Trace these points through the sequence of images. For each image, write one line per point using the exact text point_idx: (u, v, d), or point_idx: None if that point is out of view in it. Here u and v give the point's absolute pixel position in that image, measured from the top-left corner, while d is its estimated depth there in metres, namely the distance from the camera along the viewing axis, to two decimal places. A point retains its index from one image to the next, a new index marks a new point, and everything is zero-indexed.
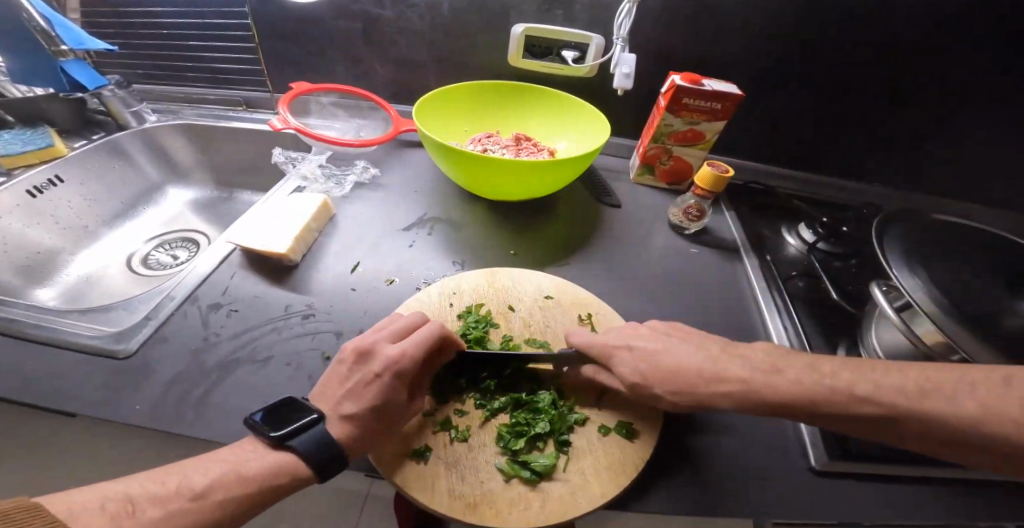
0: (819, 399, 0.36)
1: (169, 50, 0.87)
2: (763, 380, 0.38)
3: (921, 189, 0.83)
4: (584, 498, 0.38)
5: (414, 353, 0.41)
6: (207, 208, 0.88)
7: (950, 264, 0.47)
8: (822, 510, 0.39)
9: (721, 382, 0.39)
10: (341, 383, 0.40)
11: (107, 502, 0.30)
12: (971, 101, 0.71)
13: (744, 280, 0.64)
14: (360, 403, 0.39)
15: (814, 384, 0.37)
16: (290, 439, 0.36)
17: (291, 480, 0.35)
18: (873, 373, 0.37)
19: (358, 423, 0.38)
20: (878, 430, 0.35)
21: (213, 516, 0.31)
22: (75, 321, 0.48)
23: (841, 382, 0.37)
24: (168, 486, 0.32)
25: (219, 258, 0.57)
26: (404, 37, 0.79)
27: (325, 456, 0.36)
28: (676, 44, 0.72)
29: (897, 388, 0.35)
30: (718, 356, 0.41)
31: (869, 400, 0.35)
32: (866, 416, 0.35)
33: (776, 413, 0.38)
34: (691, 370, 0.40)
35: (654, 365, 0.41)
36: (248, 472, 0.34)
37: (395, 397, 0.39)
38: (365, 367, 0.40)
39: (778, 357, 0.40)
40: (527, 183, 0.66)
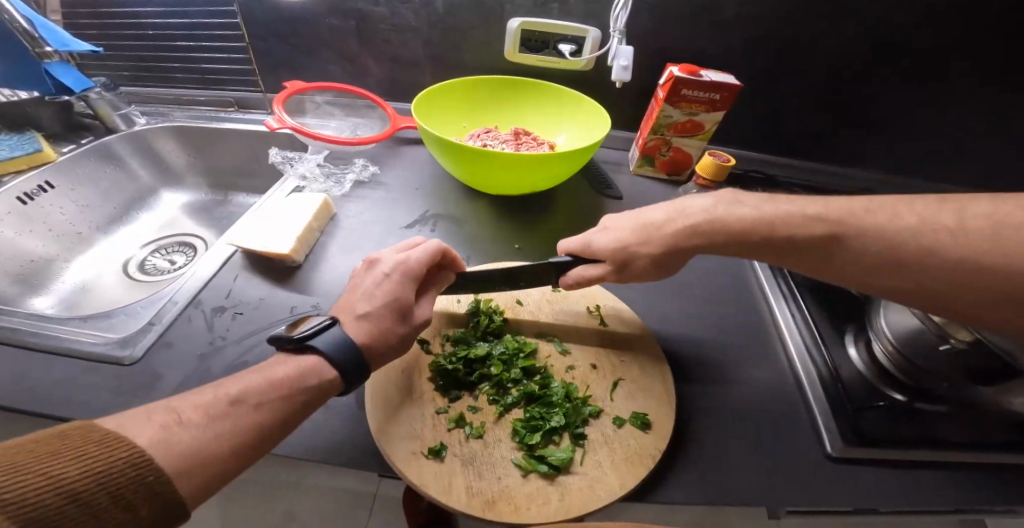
0: (776, 223, 0.41)
1: (156, 52, 0.85)
2: (721, 212, 0.43)
3: (913, 173, 0.84)
4: (602, 490, 0.38)
5: (419, 258, 0.45)
6: (201, 211, 0.87)
7: None
8: (839, 495, 0.40)
9: (686, 217, 0.45)
10: (354, 290, 0.42)
11: (151, 412, 0.28)
12: (962, 85, 0.72)
13: (750, 269, 0.64)
14: (374, 301, 0.40)
15: (773, 211, 0.41)
16: (310, 339, 0.36)
17: (318, 383, 0.35)
18: (830, 200, 0.40)
19: (373, 319, 0.39)
20: (821, 254, 0.39)
21: (253, 419, 0.31)
22: (76, 328, 0.47)
23: (794, 208, 0.41)
24: (206, 395, 0.30)
25: (220, 260, 0.56)
26: (399, 34, 0.78)
27: (347, 352, 0.36)
28: (673, 36, 0.72)
29: (845, 208, 0.39)
30: (684, 201, 0.47)
31: (816, 219, 0.39)
32: (811, 236, 0.39)
33: (734, 244, 0.43)
34: (663, 219, 0.46)
35: (637, 227, 0.47)
36: (279, 376, 0.34)
37: (406, 295, 0.42)
38: (374, 273, 0.43)
39: (739, 193, 0.46)
40: (529, 177, 0.65)
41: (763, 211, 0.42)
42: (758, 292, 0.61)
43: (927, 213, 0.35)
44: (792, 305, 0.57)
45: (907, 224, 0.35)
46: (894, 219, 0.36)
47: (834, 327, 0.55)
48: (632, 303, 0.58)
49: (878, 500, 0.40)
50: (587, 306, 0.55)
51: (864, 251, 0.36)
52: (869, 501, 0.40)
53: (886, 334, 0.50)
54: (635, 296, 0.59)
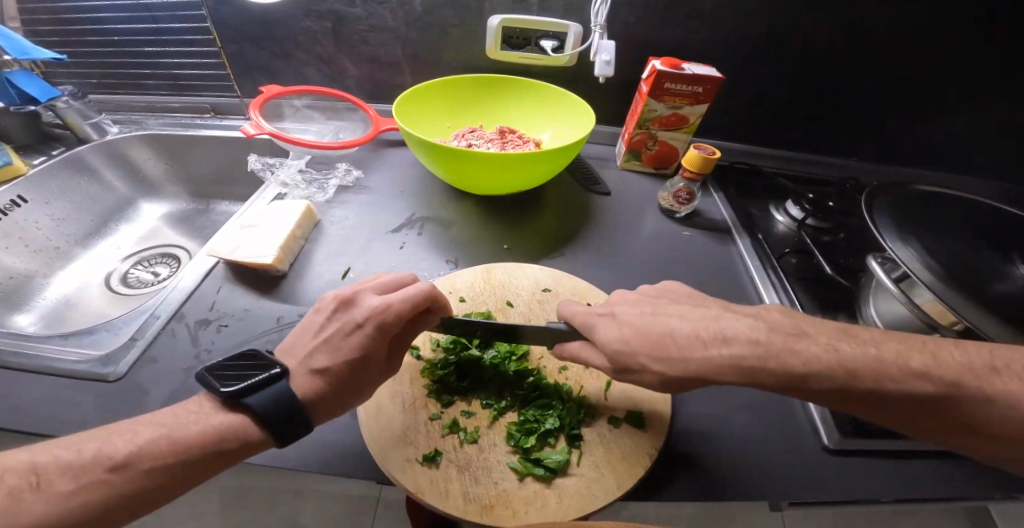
0: (860, 373, 0.34)
1: (122, 58, 0.82)
2: (787, 345, 0.36)
3: (894, 160, 0.85)
4: (600, 490, 0.38)
5: (399, 309, 0.40)
6: (182, 220, 0.84)
7: (935, 236, 0.49)
8: (840, 489, 0.40)
9: (723, 345, 0.37)
10: (317, 335, 0.40)
11: (13, 473, 0.28)
12: (937, 72, 0.73)
13: (739, 261, 0.65)
14: (334, 356, 0.38)
15: (853, 353, 0.35)
16: (242, 397, 0.34)
17: (239, 445, 0.34)
18: (927, 347, 0.35)
19: (328, 377, 0.38)
20: (928, 413, 0.33)
21: (136, 487, 0.30)
22: (57, 346, 0.45)
23: (891, 352, 0.35)
24: (85, 454, 0.30)
25: (202, 272, 0.54)
26: (377, 34, 0.76)
27: (279, 416, 0.34)
28: (653, 30, 0.72)
29: (956, 364, 0.34)
30: (721, 317, 0.39)
31: (922, 376, 0.33)
32: (921, 393, 0.33)
33: (793, 389, 0.35)
34: (694, 336, 0.38)
35: (651, 330, 0.39)
36: (183, 437, 0.32)
37: (372, 352, 0.39)
38: (346, 317, 0.40)
39: (800, 321, 0.38)
40: (515, 177, 0.65)
41: (844, 350, 0.35)
42: (748, 284, 0.61)
43: None
44: (783, 295, 0.58)
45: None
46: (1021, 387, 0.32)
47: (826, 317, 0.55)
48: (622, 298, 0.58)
49: (874, 489, 0.40)
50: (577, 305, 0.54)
51: (976, 416, 0.32)
52: (864, 490, 0.40)
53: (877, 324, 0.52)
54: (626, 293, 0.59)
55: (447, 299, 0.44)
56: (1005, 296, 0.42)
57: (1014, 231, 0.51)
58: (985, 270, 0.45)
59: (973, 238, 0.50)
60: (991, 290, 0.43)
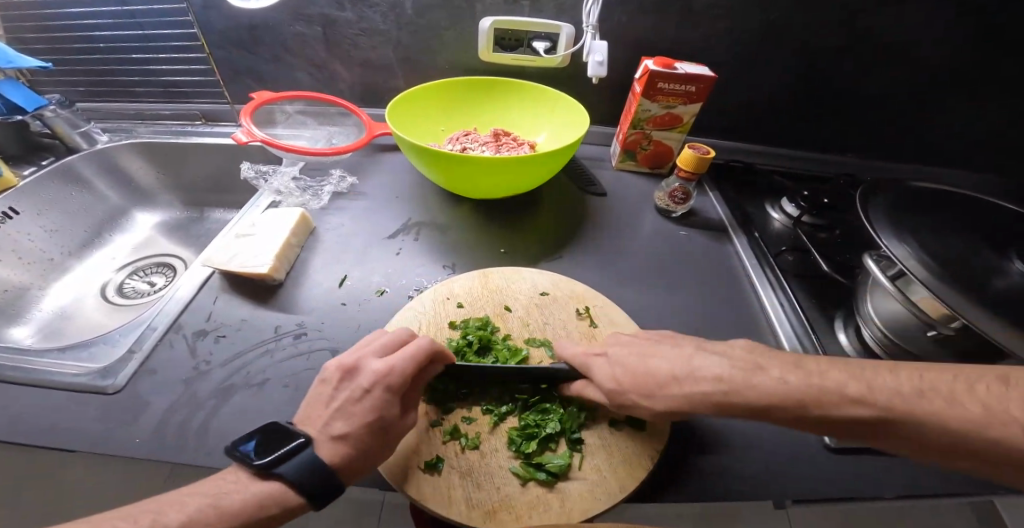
0: (809, 401, 0.33)
1: (110, 65, 0.81)
2: (743, 380, 0.36)
3: (887, 155, 0.86)
4: (603, 494, 0.38)
5: (404, 368, 0.39)
6: (177, 229, 0.83)
7: (929, 232, 0.49)
8: (843, 487, 0.41)
9: (694, 382, 0.37)
10: (328, 403, 0.38)
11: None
12: (928, 68, 0.73)
13: (736, 260, 0.65)
14: (352, 420, 0.37)
15: (800, 383, 0.34)
16: (276, 466, 0.33)
17: (280, 512, 0.33)
18: (865, 372, 0.33)
19: (351, 442, 0.36)
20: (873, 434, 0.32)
21: None
22: (54, 360, 0.45)
23: (832, 381, 0.34)
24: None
25: (197, 283, 0.53)
26: (368, 38, 0.76)
27: (315, 483, 0.34)
28: (645, 29, 0.72)
29: (891, 388, 0.32)
30: (693, 355, 0.39)
31: (858, 402, 0.32)
32: (860, 419, 0.32)
33: (759, 416, 0.35)
34: (666, 373, 0.39)
35: (637, 368, 0.41)
36: (226, 506, 0.32)
37: (387, 412, 0.38)
38: (353, 383, 0.39)
39: (761, 355, 0.38)
40: (511, 181, 0.65)
41: (791, 383, 0.34)
42: (746, 283, 0.62)
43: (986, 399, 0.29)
44: (781, 294, 0.58)
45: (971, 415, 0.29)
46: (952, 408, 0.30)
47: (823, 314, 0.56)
48: (619, 300, 0.58)
49: (876, 488, 0.41)
50: (576, 308, 0.54)
51: (921, 436, 0.31)
52: (866, 489, 0.40)
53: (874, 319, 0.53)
54: (624, 295, 0.59)
55: (448, 349, 0.42)
56: (1001, 291, 0.43)
57: (1009, 226, 0.52)
58: (981, 266, 0.45)
59: (969, 233, 0.50)
60: (986, 285, 0.43)
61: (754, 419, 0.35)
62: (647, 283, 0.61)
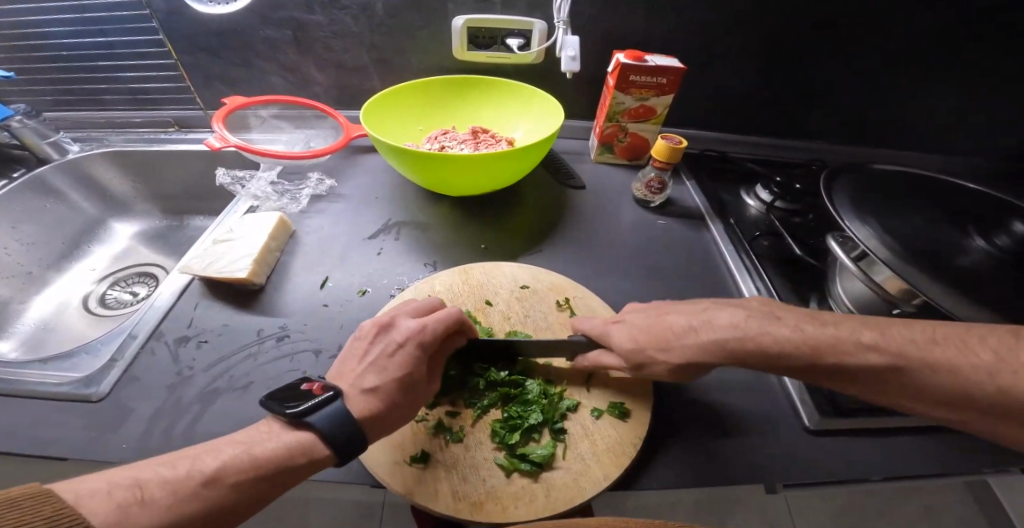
0: (823, 349, 0.36)
1: (75, 73, 0.80)
2: (759, 328, 0.38)
3: (856, 139, 0.88)
4: (587, 482, 0.39)
5: (434, 328, 0.42)
6: (156, 238, 0.82)
7: (890, 212, 0.51)
8: (821, 466, 0.42)
9: (712, 331, 0.40)
10: (363, 357, 0.41)
11: (115, 487, 0.27)
12: (890, 56, 0.76)
13: (713, 247, 0.67)
14: (383, 375, 0.39)
15: (816, 332, 0.37)
16: (307, 416, 0.35)
17: (306, 463, 0.34)
18: (884, 325, 0.36)
19: (380, 395, 0.38)
20: (882, 383, 0.34)
21: (226, 503, 0.30)
22: (36, 370, 0.44)
23: (845, 330, 0.36)
24: (179, 470, 0.30)
25: (176, 290, 0.53)
26: (340, 40, 0.76)
27: (342, 433, 0.35)
28: (616, 23, 0.73)
29: (906, 338, 0.34)
30: (708, 308, 0.42)
31: (873, 349, 0.34)
32: (871, 364, 0.34)
33: (768, 366, 0.38)
34: (686, 324, 0.42)
35: (653, 326, 0.43)
36: (262, 454, 0.33)
37: (416, 369, 0.40)
38: (387, 339, 0.42)
39: (776, 307, 0.41)
40: (489, 176, 0.65)
41: (807, 331, 0.37)
42: (723, 268, 0.63)
43: (997, 348, 0.32)
44: (756, 279, 0.60)
45: (982, 361, 0.31)
46: (965, 355, 0.32)
47: (798, 297, 0.58)
48: (598, 290, 0.59)
49: (850, 464, 0.42)
50: (556, 300, 0.55)
51: (933, 387, 0.33)
52: (840, 466, 0.42)
53: (845, 301, 0.55)
54: (602, 285, 0.60)
55: (474, 323, 0.46)
56: (963, 270, 0.44)
57: (971, 205, 0.54)
58: (943, 247, 0.47)
59: (934, 213, 0.52)
60: (948, 263, 0.45)
61: (764, 368, 0.38)
62: (626, 273, 0.62)
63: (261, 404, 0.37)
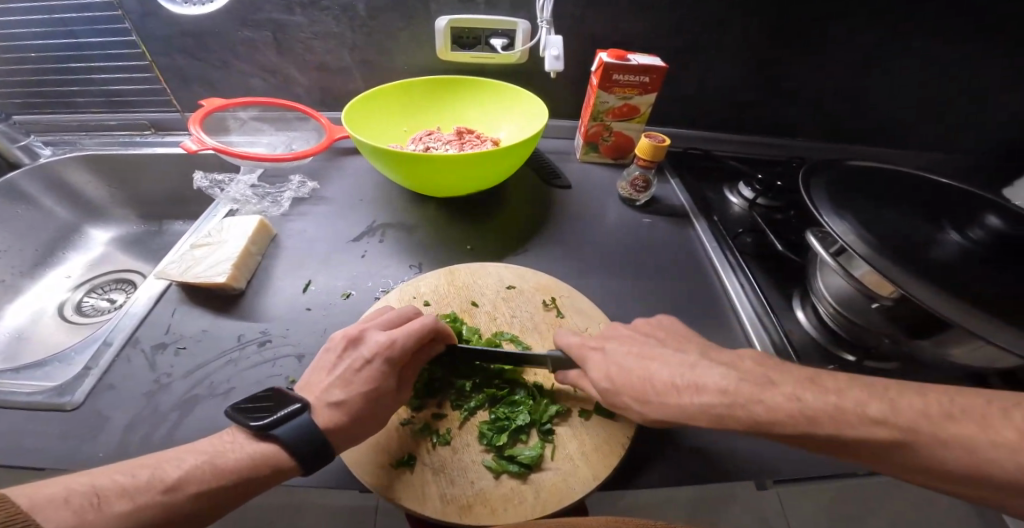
0: (822, 419, 0.31)
1: (43, 75, 0.77)
2: (752, 394, 0.34)
3: (837, 137, 0.90)
4: (576, 482, 0.39)
5: (403, 343, 0.41)
6: (134, 243, 0.80)
7: (867, 210, 0.51)
8: (808, 461, 0.42)
9: (698, 394, 0.36)
10: (331, 371, 0.40)
11: (72, 495, 0.27)
12: (867, 55, 0.77)
13: (698, 244, 0.67)
14: (349, 389, 0.38)
15: (818, 402, 0.32)
16: (273, 427, 0.34)
17: (271, 473, 0.33)
18: (890, 393, 0.31)
19: (347, 409, 0.38)
20: (884, 456, 0.30)
21: (186, 512, 0.30)
22: (7, 379, 0.43)
23: (851, 399, 0.31)
24: (139, 477, 0.30)
25: (153, 296, 0.51)
26: (321, 42, 0.75)
27: (306, 445, 0.34)
28: (599, 23, 0.74)
29: (917, 410, 0.30)
30: (697, 365, 0.38)
31: (883, 422, 0.30)
32: (873, 438, 0.30)
33: (758, 434, 0.33)
34: (668, 381, 0.38)
35: (634, 372, 0.40)
36: (224, 463, 0.32)
37: (383, 384, 0.39)
38: (355, 353, 0.41)
39: (773, 369, 0.36)
40: (474, 176, 0.65)
41: (807, 400, 0.32)
42: (708, 265, 0.64)
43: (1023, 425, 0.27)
44: (740, 275, 0.60)
45: (1006, 441, 0.27)
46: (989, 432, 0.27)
47: (781, 293, 0.59)
48: (585, 289, 0.59)
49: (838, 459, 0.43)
50: (542, 300, 0.55)
51: (944, 463, 0.28)
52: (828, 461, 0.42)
53: (826, 296, 0.54)
54: (588, 284, 0.60)
55: (450, 328, 0.44)
56: (937, 263, 0.45)
57: (949, 201, 0.55)
58: (919, 242, 0.48)
59: (911, 210, 0.53)
60: (923, 257, 0.46)
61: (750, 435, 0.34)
62: (612, 271, 0.62)
63: (228, 415, 0.36)
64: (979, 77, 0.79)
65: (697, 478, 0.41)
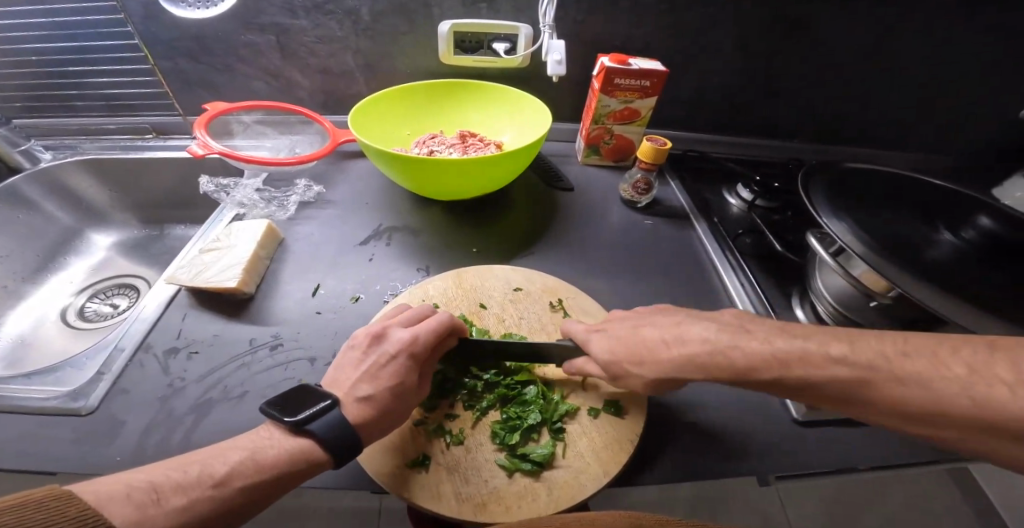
0: (793, 363, 0.34)
1: (43, 79, 0.77)
2: (730, 342, 0.37)
3: (832, 139, 0.92)
4: (587, 479, 0.40)
5: (425, 339, 0.42)
6: (135, 248, 0.80)
7: (863, 211, 0.53)
8: (813, 457, 0.44)
9: (682, 345, 0.39)
10: (357, 367, 0.41)
11: (133, 491, 0.28)
12: (862, 58, 0.79)
13: (699, 244, 0.69)
14: (376, 383, 0.39)
15: (787, 347, 0.35)
16: (308, 423, 0.35)
17: (309, 468, 0.34)
18: (853, 336, 0.33)
19: (375, 403, 0.38)
20: (845, 395, 0.32)
21: (235, 505, 0.31)
22: (19, 385, 0.43)
23: (814, 343, 0.34)
24: (190, 474, 0.30)
25: (163, 301, 0.52)
26: (325, 45, 0.75)
27: (340, 441, 0.35)
28: (600, 28, 0.75)
29: (876, 350, 0.31)
30: (682, 322, 0.42)
31: (842, 362, 0.32)
32: (837, 378, 0.32)
33: (738, 382, 0.37)
34: (658, 338, 0.41)
35: (630, 339, 0.43)
36: (265, 459, 0.33)
37: (408, 379, 0.40)
38: (379, 350, 0.42)
39: (748, 321, 0.39)
40: (479, 179, 0.66)
41: (777, 345, 0.35)
42: (709, 266, 0.65)
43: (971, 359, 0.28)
44: (741, 275, 0.62)
45: (954, 375, 0.28)
46: (939, 367, 0.29)
47: (781, 292, 0.60)
48: (591, 291, 0.60)
49: (843, 456, 0.44)
50: (550, 301, 0.56)
51: (904, 400, 0.29)
52: (833, 458, 0.44)
53: (826, 296, 0.55)
54: (593, 286, 0.61)
55: (461, 323, 0.45)
56: (930, 261, 0.47)
57: (937, 201, 0.57)
58: (913, 241, 0.50)
59: (902, 208, 0.55)
60: (918, 255, 0.47)
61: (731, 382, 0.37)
62: (616, 272, 0.63)
63: (261, 411, 0.36)
64: (968, 81, 0.81)
65: (705, 474, 0.42)
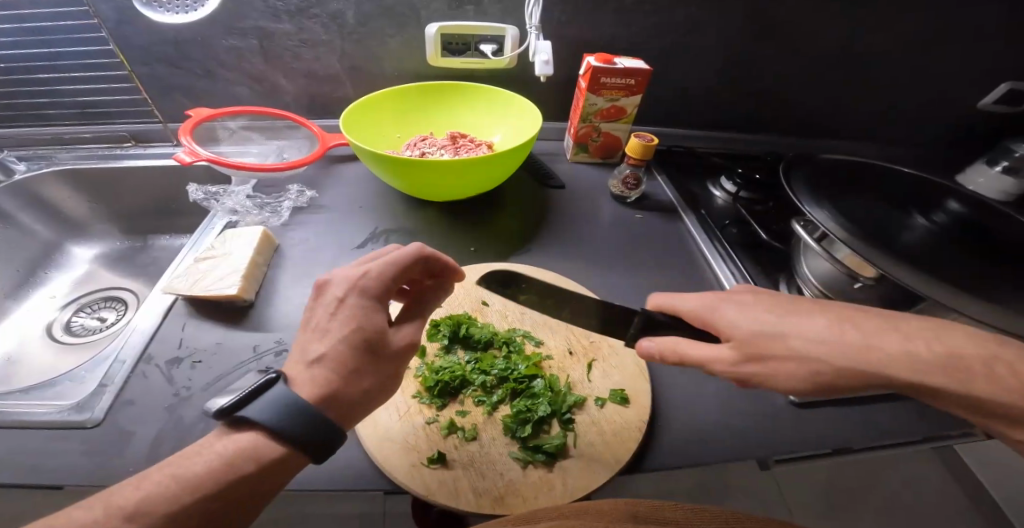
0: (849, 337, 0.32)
1: (13, 87, 0.74)
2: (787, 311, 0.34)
3: (807, 131, 0.96)
4: (601, 468, 0.41)
5: (375, 270, 0.39)
6: (120, 260, 0.78)
7: (840, 200, 0.55)
8: (810, 434, 0.46)
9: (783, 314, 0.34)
10: (307, 328, 0.38)
11: None
12: (833, 54, 0.83)
13: (688, 235, 0.71)
14: (326, 340, 0.36)
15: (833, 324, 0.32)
16: (240, 411, 0.32)
17: (248, 467, 0.30)
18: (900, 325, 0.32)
19: (330, 360, 0.35)
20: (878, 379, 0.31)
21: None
22: (17, 401, 0.42)
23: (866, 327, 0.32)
24: (95, 511, 0.27)
25: (162, 311, 0.51)
26: (310, 49, 0.75)
27: (287, 418, 0.32)
28: (584, 28, 0.76)
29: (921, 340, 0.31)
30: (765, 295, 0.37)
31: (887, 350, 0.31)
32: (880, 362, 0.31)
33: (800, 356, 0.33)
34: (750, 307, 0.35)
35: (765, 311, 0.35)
36: (190, 470, 0.29)
37: (365, 321, 0.37)
38: (325, 301, 0.39)
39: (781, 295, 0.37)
40: (473, 180, 0.67)
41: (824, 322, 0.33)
42: (699, 257, 0.67)
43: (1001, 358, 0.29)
44: (730, 264, 0.64)
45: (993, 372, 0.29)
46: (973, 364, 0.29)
47: (769, 279, 0.62)
48: (588, 285, 0.62)
49: (838, 432, 0.46)
50: None
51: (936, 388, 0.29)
52: (830, 435, 0.46)
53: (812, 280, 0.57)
54: (590, 279, 0.63)
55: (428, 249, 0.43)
56: (903, 247, 0.50)
57: (906, 188, 0.60)
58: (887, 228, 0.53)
59: (873, 197, 0.58)
60: (893, 241, 0.50)
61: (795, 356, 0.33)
62: (612, 266, 0.65)
63: None
64: (930, 75, 0.86)
65: (711, 457, 0.44)
